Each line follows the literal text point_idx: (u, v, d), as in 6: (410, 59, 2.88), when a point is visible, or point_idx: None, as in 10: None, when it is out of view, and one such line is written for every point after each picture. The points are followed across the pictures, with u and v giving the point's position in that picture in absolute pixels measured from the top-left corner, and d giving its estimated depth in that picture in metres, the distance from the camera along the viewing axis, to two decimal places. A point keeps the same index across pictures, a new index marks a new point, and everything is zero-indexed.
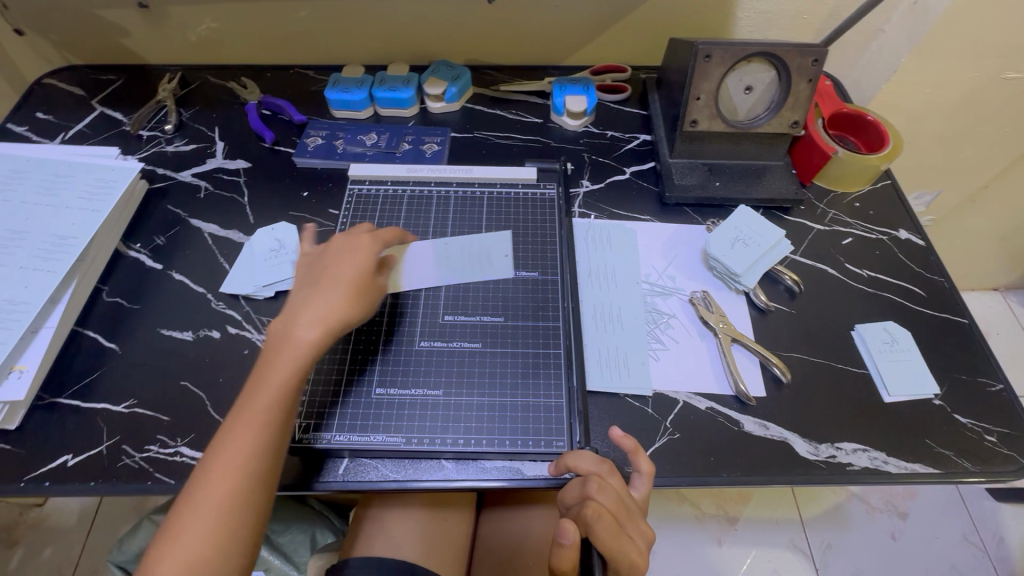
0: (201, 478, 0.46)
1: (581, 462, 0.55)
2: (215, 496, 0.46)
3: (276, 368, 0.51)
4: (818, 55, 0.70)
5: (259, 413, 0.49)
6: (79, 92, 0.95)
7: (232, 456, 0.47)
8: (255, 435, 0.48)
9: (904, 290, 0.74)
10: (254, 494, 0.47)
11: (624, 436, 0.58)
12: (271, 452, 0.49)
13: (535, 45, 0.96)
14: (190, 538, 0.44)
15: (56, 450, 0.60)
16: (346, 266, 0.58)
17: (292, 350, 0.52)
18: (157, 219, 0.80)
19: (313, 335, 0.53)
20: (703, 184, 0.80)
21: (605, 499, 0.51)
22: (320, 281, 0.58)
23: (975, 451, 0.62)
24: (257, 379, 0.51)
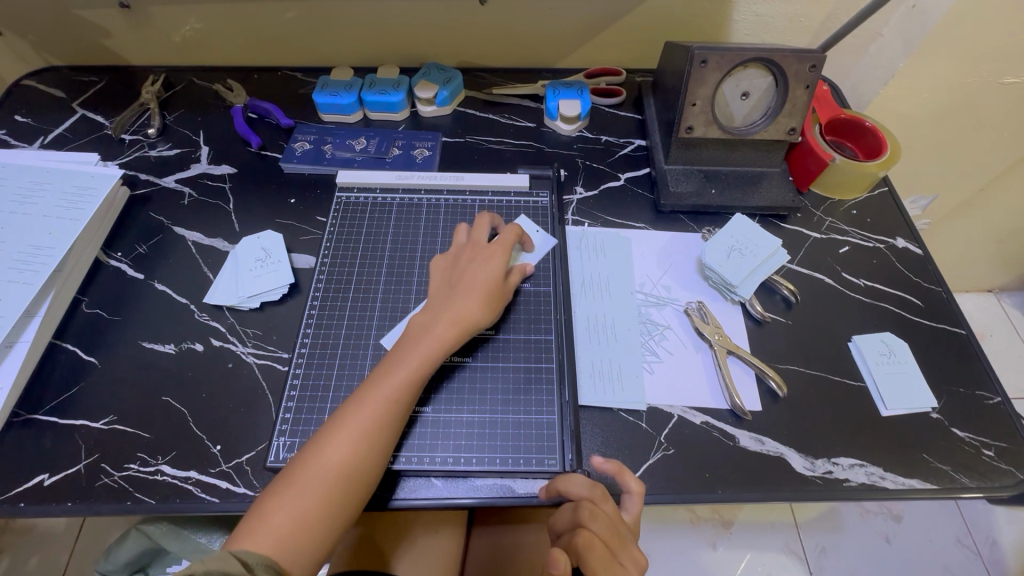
0: (307, 460, 0.50)
1: (572, 486, 0.53)
2: (326, 473, 0.49)
3: (402, 369, 0.55)
4: (816, 61, 0.69)
5: (375, 411, 0.53)
6: (60, 94, 0.92)
7: (347, 438, 0.51)
8: (364, 430, 0.52)
9: (901, 300, 0.73)
10: (351, 487, 0.50)
11: (604, 461, 0.54)
12: (376, 449, 0.52)
13: (528, 47, 0.94)
14: (294, 510, 0.48)
15: (32, 469, 0.58)
16: (475, 276, 0.61)
17: (420, 355, 0.56)
18: (139, 226, 0.77)
19: (439, 343, 0.57)
20: (699, 191, 0.79)
21: (598, 527, 0.50)
22: (459, 284, 0.61)
23: (973, 465, 0.61)
24: (382, 377, 0.55)
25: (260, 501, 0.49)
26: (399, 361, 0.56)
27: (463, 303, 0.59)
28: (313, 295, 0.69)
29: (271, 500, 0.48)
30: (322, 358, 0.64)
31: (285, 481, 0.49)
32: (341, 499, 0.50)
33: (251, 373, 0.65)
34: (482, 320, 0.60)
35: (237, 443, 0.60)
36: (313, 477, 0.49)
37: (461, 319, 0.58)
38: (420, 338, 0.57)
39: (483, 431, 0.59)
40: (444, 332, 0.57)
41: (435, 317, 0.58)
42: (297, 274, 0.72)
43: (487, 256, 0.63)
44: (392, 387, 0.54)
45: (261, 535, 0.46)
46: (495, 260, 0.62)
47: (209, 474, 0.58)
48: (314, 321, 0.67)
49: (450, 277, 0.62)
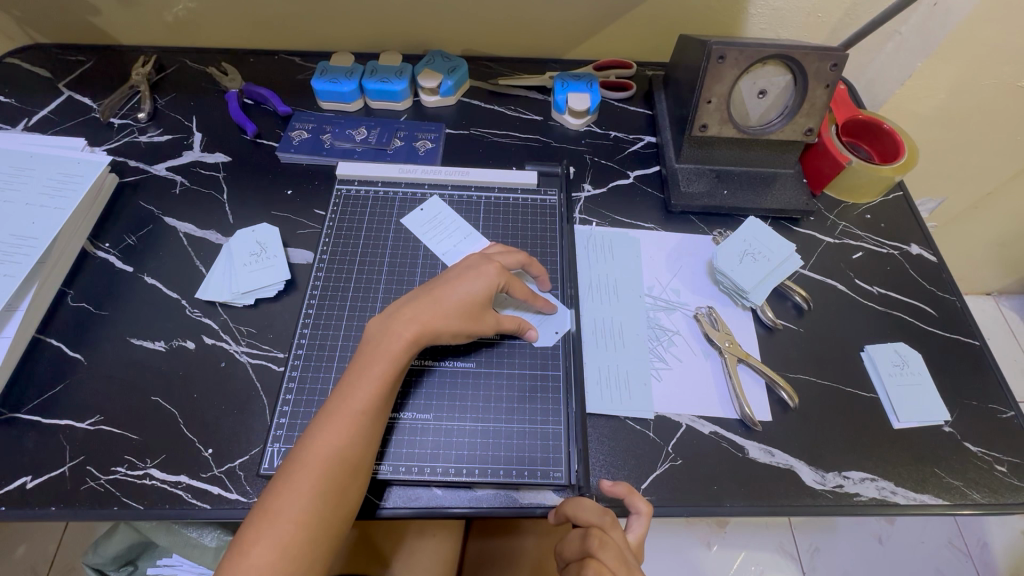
0: (282, 484, 0.48)
1: (583, 511, 0.51)
2: (295, 502, 0.47)
3: (368, 379, 0.52)
4: (838, 60, 0.66)
5: (344, 426, 0.50)
6: (45, 73, 0.88)
7: (313, 462, 0.48)
8: (334, 450, 0.49)
9: (915, 309, 0.71)
10: (330, 507, 0.48)
11: (613, 484, 0.54)
12: (350, 465, 0.49)
13: (536, 37, 0.91)
14: (269, 544, 0.45)
15: (13, 471, 0.56)
16: (446, 286, 0.58)
17: (383, 362, 0.53)
18: (128, 216, 0.74)
19: (399, 347, 0.54)
20: (711, 191, 0.76)
21: (608, 556, 0.47)
22: (431, 289, 0.58)
23: (986, 482, 0.59)
24: (348, 390, 0.52)
25: (239, 534, 0.46)
26: (362, 371, 0.53)
27: (429, 310, 0.56)
28: (310, 293, 0.66)
29: (249, 531, 0.46)
30: (320, 361, 0.62)
31: (262, 511, 0.47)
32: (322, 522, 0.47)
33: (245, 374, 0.62)
34: (451, 330, 0.56)
35: (229, 447, 0.58)
36: (288, 503, 0.47)
37: (430, 323, 0.55)
38: (382, 344, 0.54)
39: (486, 440, 0.57)
40: (406, 337, 0.54)
41: (395, 321, 0.55)
42: (294, 269, 0.70)
43: (470, 268, 0.59)
44: (358, 400, 0.51)
45: (240, 570, 0.44)
46: (477, 274, 0.58)
47: (200, 479, 0.56)
48: (312, 320, 0.64)
49: (425, 287, 0.59)
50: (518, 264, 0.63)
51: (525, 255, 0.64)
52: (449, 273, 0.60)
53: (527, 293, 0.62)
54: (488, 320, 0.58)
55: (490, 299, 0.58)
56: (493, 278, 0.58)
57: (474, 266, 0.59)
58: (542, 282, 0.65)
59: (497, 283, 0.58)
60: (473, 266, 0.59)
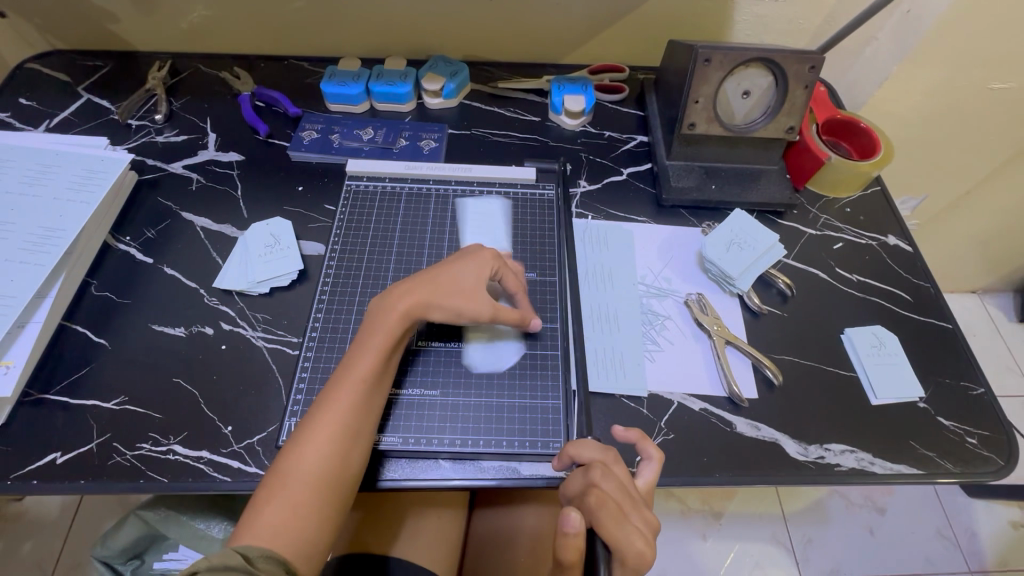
0: (292, 451, 0.52)
1: (586, 451, 0.54)
2: (303, 465, 0.51)
3: (368, 354, 0.56)
4: (815, 62, 0.71)
5: (346, 396, 0.54)
6: (64, 78, 0.92)
7: (319, 429, 0.52)
8: (338, 418, 0.53)
9: (892, 294, 0.76)
10: (334, 471, 0.51)
11: (625, 431, 0.57)
12: (353, 431, 0.53)
13: (533, 43, 0.96)
14: (281, 503, 0.49)
15: (44, 448, 0.59)
16: (443, 269, 0.61)
17: (380, 336, 0.57)
18: (147, 211, 0.78)
19: (395, 322, 0.57)
20: (700, 186, 0.81)
21: (610, 485, 0.50)
22: (426, 269, 0.61)
23: (957, 452, 0.64)
24: (350, 365, 0.56)
25: (254, 496, 0.50)
26: (363, 345, 0.56)
27: (424, 288, 0.59)
28: (323, 281, 0.70)
29: (263, 493, 0.50)
30: (332, 343, 0.65)
31: (274, 475, 0.51)
32: (328, 485, 0.51)
33: (262, 356, 0.66)
34: (445, 306, 0.59)
35: (248, 424, 0.61)
36: (296, 467, 0.50)
37: (424, 299, 0.59)
38: (379, 320, 0.58)
39: (488, 415, 0.61)
40: (402, 312, 0.58)
41: (391, 298, 0.59)
42: (306, 260, 0.74)
43: (467, 254, 0.63)
44: (359, 372, 0.55)
45: (254, 528, 0.48)
46: (469, 254, 0.62)
47: (221, 453, 0.60)
48: (324, 306, 0.68)
49: (422, 269, 0.63)
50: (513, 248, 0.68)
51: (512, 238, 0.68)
52: (448, 256, 0.63)
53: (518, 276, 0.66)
54: (486, 301, 0.60)
55: (486, 281, 0.61)
56: (487, 263, 0.62)
57: (468, 248, 0.63)
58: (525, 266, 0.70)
59: (490, 268, 0.62)
60: (470, 253, 0.63)
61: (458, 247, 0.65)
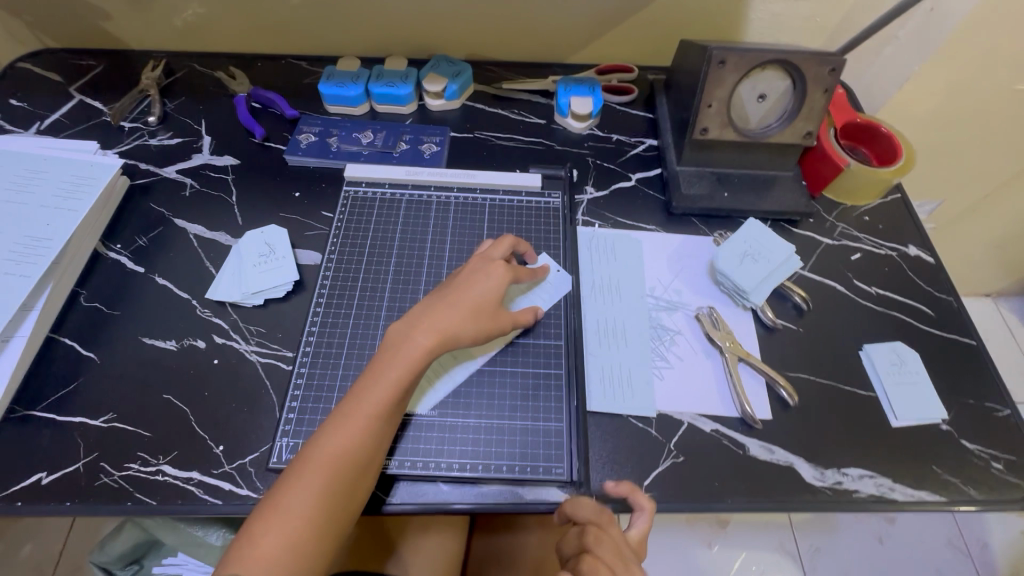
0: (293, 479, 0.49)
1: (580, 509, 0.51)
2: (304, 499, 0.48)
3: (382, 383, 0.53)
4: (836, 64, 0.67)
5: (358, 426, 0.51)
6: (56, 78, 0.90)
7: (324, 461, 0.49)
8: (346, 450, 0.50)
9: (912, 308, 0.72)
10: (337, 504, 0.49)
11: (616, 484, 0.55)
12: (360, 463, 0.51)
13: (539, 42, 0.92)
14: (275, 538, 0.46)
15: (29, 467, 0.57)
16: (462, 293, 0.59)
17: (399, 368, 0.54)
18: (139, 218, 0.76)
19: (418, 354, 0.54)
20: (712, 193, 0.78)
21: (603, 552, 0.48)
22: (449, 294, 0.59)
23: (981, 478, 0.61)
24: (362, 392, 0.53)
25: (246, 525, 0.48)
26: (377, 374, 0.54)
27: (447, 318, 0.57)
28: (319, 292, 0.67)
29: (259, 523, 0.47)
30: (327, 359, 0.63)
31: (271, 504, 0.48)
32: (329, 519, 0.49)
33: (254, 372, 0.64)
34: (466, 337, 0.57)
35: (240, 444, 0.59)
36: (298, 499, 0.48)
37: (446, 329, 0.56)
38: (398, 350, 0.55)
39: (490, 437, 0.58)
40: (424, 343, 0.55)
41: (414, 327, 0.56)
42: (302, 270, 0.71)
43: (485, 272, 0.61)
44: (373, 403, 0.52)
45: (249, 562, 0.45)
46: (492, 280, 0.60)
47: (211, 475, 0.57)
48: (319, 320, 0.65)
49: (440, 291, 0.60)
50: (509, 248, 0.65)
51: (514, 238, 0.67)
52: (465, 277, 0.61)
53: (527, 274, 0.65)
54: (500, 319, 0.60)
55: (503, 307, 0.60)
56: (502, 280, 0.61)
57: (493, 275, 0.61)
58: (531, 258, 0.69)
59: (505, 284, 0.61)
60: (487, 272, 0.61)
61: (472, 262, 0.63)
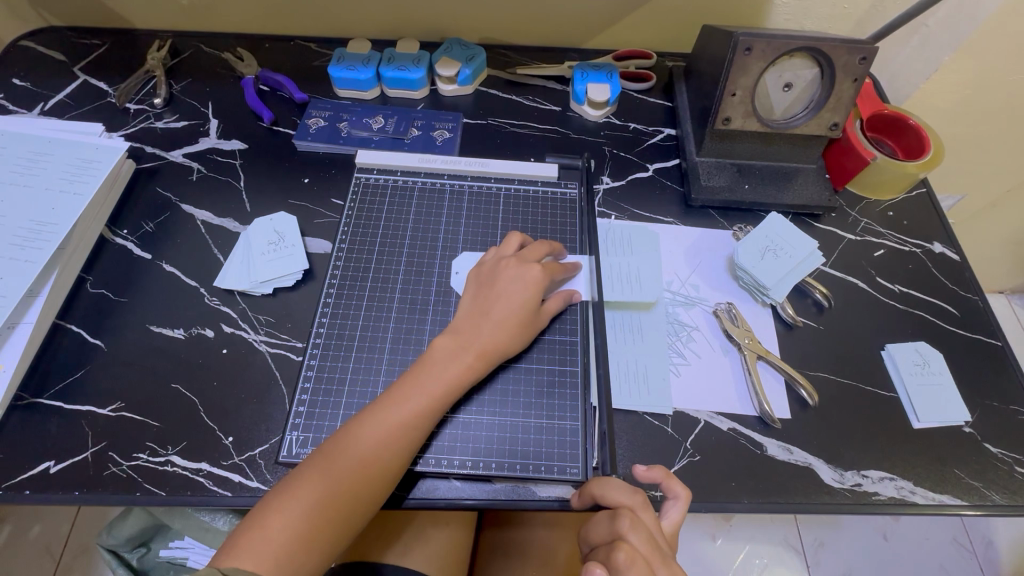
0: (314, 476, 0.48)
1: (612, 492, 0.51)
2: (320, 494, 0.48)
3: (426, 395, 0.53)
4: (867, 53, 0.65)
5: (394, 437, 0.51)
6: (60, 57, 0.87)
7: (351, 465, 0.49)
8: (376, 455, 0.50)
9: (936, 307, 0.71)
10: (358, 508, 0.49)
11: (649, 469, 0.53)
12: (389, 472, 0.50)
13: (555, 26, 0.89)
14: (285, 527, 0.46)
15: (37, 455, 0.56)
16: (503, 303, 0.58)
17: (445, 383, 0.54)
18: (145, 203, 0.74)
19: (465, 372, 0.55)
20: (732, 186, 0.76)
21: (638, 538, 0.47)
22: (492, 303, 0.58)
23: (1005, 483, 0.59)
24: (403, 399, 0.52)
25: (256, 511, 0.47)
26: (420, 386, 0.53)
27: (493, 334, 0.57)
28: (329, 282, 0.66)
29: (273, 515, 0.47)
30: (337, 350, 0.62)
31: (284, 493, 0.48)
32: (342, 518, 0.48)
33: (264, 362, 0.62)
34: (507, 354, 0.58)
35: (249, 436, 0.58)
36: (312, 493, 0.48)
37: (490, 347, 0.56)
38: (445, 363, 0.55)
39: (504, 434, 0.57)
40: (470, 362, 0.55)
41: (460, 343, 0.56)
42: (312, 259, 0.70)
43: (524, 278, 0.59)
44: (411, 413, 0.52)
45: (259, 555, 0.45)
46: (531, 284, 0.59)
47: (221, 466, 0.56)
48: (329, 309, 0.64)
49: (475, 300, 0.59)
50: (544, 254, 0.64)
51: (549, 242, 0.65)
52: (501, 283, 0.59)
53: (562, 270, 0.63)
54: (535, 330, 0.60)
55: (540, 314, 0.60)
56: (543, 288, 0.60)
57: (526, 274, 0.60)
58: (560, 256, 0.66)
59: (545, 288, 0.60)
60: (521, 274, 0.59)
61: (505, 264, 0.61)
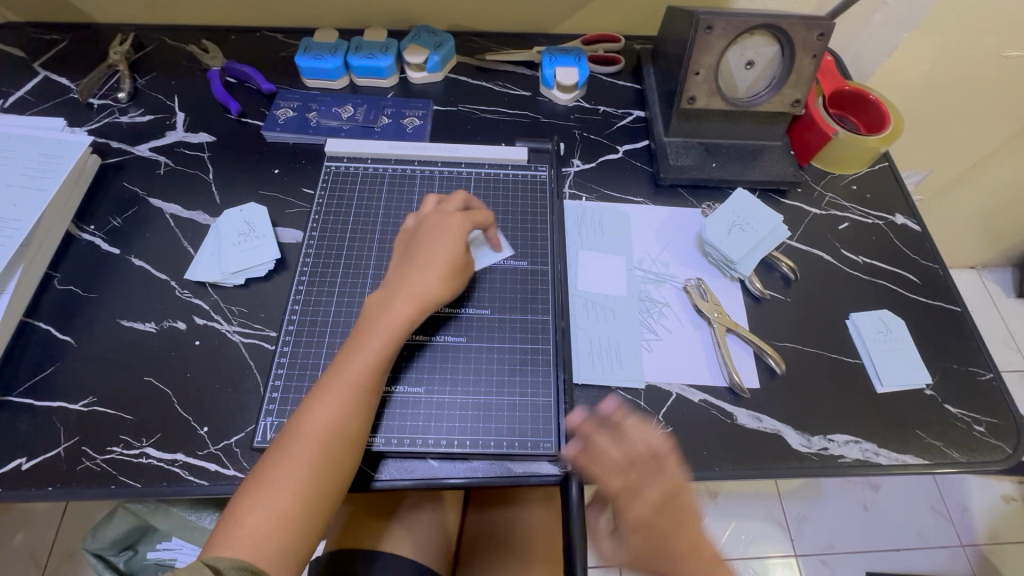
0: (280, 454, 0.49)
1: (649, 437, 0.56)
2: (289, 476, 0.48)
3: (366, 351, 0.54)
4: (824, 29, 0.66)
5: (342, 401, 0.51)
6: (19, 53, 0.86)
7: (309, 437, 0.50)
8: (333, 422, 0.50)
9: (899, 277, 0.73)
10: (330, 478, 0.49)
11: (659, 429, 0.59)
12: (350, 440, 0.51)
13: (523, 12, 0.90)
14: (263, 512, 0.46)
15: (9, 453, 0.56)
16: (428, 253, 0.60)
17: (382, 337, 0.55)
18: (112, 198, 0.73)
19: (398, 320, 0.56)
20: (699, 164, 0.77)
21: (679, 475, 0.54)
22: (416, 257, 0.60)
23: (964, 441, 0.61)
24: (347, 361, 0.54)
25: (233, 503, 0.47)
26: (361, 346, 0.54)
27: (421, 282, 0.58)
28: (301, 270, 0.66)
29: (246, 501, 0.47)
30: (310, 337, 0.62)
31: (255, 481, 0.48)
32: (314, 495, 0.48)
33: (238, 352, 0.62)
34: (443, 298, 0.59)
35: (224, 425, 0.58)
36: (282, 475, 0.48)
37: (422, 294, 0.57)
38: (380, 318, 0.56)
39: (476, 413, 0.58)
40: (403, 310, 0.56)
41: (392, 296, 0.57)
42: (283, 249, 0.69)
43: (442, 229, 0.61)
44: (359, 372, 0.53)
45: (236, 540, 0.45)
46: (446, 232, 0.61)
47: (197, 456, 0.57)
48: (302, 297, 0.64)
49: (403, 256, 0.61)
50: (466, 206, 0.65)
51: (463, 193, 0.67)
52: (423, 237, 0.61)
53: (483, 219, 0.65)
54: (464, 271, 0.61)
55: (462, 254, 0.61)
56: (460, 233, 0.61)
57: (441, 225, 0.62)
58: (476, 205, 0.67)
59: (463, 234, 0.61)
60: (443, 228, 0.61)
61: (427, 222, 0.62)
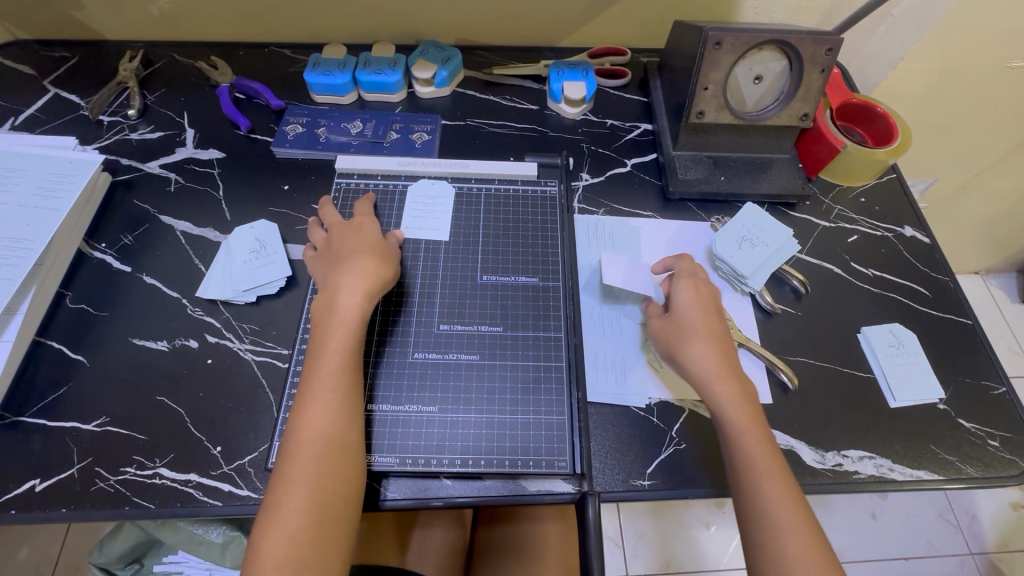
0: (285, 476, 0.49)
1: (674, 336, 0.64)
2: (299, 498, 0.48)
3: (329, 351, 0.55)
4: (833, 44, 0.66)
5: (322, 407, 0.52)
6: (29, 71, 0.86)
7: (306, 451, 0.50)
8: (321, 431, 0.51)
9: (909, 290, 0.73)
10: (338, 491, 0.49)
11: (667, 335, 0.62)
12: (345, 447, 0.51)
13: (530, 26, 0.90)
14: (279, 538, 0.46)
15: (22, 474, 0.56)
16: (353, 245, 0.62)
17: (341, 334, 0.56)
18: (123, 215, 0.73)
19: (353, 314, 0.57)
20: (708, 178, 0.77)
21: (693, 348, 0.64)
22: (342, 254, 0.61)
23: (978, 456, 0.61)
24: (315, 368, 0.54)
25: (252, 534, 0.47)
26: (322, 349, 0.55)
27: (358, 272, 0.59)
28: (313, 287, 0.66)
29: (261, 528, 0.47)
30: None
31: (268, 508, 0.48)
32: (325, 514, 0.48)
33: (250, 370, 0.62)
34: (387, 278, 0.61)
35: (237, 444, 0.58)
36: (292, 497, 0.48)
37: (364, 284, 0.58)
38: (329, 319, 0.56)
39: (489, 431, 0.58)
40: (354, 304, 0.57)
41: (337, 293, 0.58)
42: (294, 265, 0.69)
43: (354, 228, 0.64)
44: (330, 373, 0.53)
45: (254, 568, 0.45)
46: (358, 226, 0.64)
47: (210, 476, 0.56)
48: (315, 315, 0.64)
49: (329, 258, 0.62)
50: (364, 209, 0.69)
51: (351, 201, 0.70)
52: (342, 237, 0.63)
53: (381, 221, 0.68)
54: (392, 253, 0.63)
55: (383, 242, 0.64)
56: (371, 225, 0.65)
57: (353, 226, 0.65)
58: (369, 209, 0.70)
59: (372, 224, 0.65)
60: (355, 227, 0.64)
61: (332, 231, 0.65)
